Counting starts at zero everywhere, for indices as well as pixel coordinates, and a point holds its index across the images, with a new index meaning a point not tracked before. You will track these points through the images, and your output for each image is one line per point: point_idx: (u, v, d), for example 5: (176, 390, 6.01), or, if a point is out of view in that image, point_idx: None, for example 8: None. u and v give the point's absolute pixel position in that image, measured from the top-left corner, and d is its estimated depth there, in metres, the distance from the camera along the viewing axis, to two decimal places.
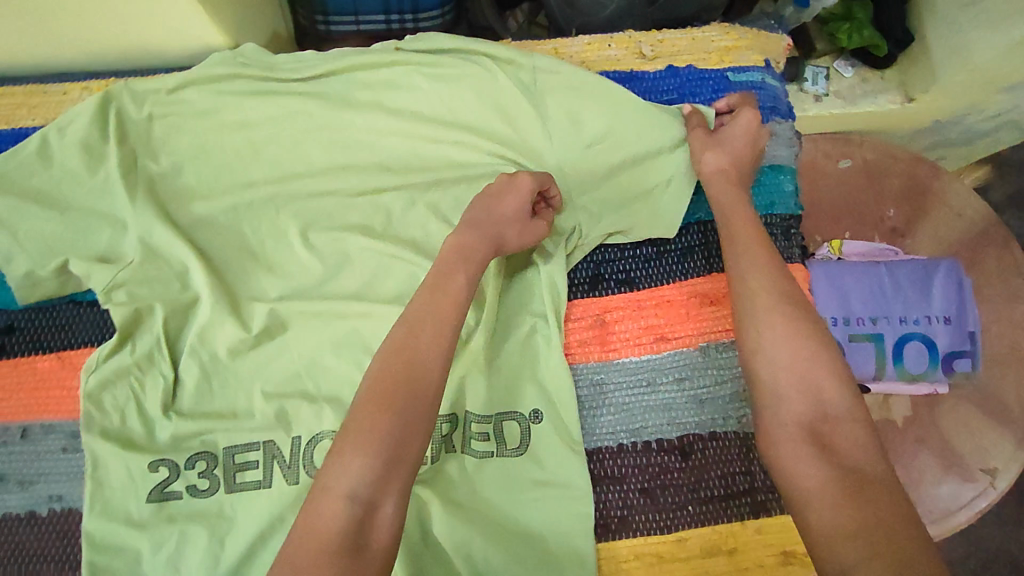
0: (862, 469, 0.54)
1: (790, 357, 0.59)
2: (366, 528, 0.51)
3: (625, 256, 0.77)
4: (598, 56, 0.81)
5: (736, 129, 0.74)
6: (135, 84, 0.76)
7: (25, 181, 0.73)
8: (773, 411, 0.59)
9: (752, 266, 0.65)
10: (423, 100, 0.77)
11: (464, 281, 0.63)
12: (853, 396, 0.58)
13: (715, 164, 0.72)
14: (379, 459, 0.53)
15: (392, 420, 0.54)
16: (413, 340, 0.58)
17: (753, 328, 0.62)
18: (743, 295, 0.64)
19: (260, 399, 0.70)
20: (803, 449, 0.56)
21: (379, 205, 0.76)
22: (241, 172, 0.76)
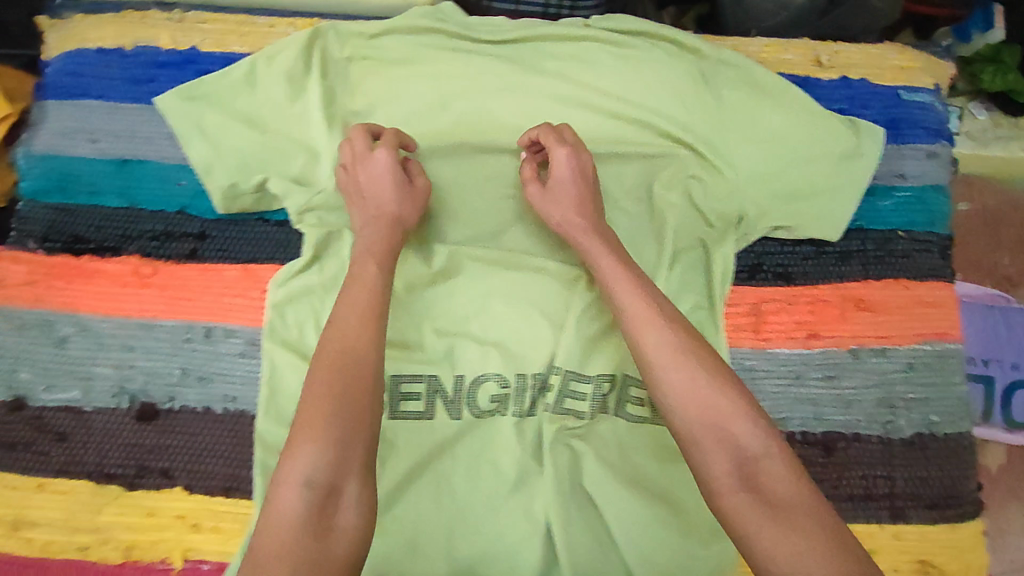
0: (773, 498, 0.49)
1: (692, 395, 0.54)
2: (328, 511, 0.49)
3: (786, 252, 0.78)
4: (776, 58, 0.82)
5: (567, 172, 0.71)
6: (343, 25, 0.79)
7: (229, 101, 0.77)
8: (697, 457, 0.52)
9: (631, 307, 0.60)
10: (608, 76, 0.79)
11: (375, 269, 0.62)
12: (763, 424, 0.52)
13: (569, 214, 0.70)
14: (330, 448, 0.51)
15: (331, 408, 0.52)
16: (341, 334, 0.57)
17: (656, 371, 0.56)
18: (639, 339, 0.58)
19: (431, 335, 0.73)
20: (734, 493, 0.50)
21: (557, 170, 0.78)
22: (427, 121, 0.78)
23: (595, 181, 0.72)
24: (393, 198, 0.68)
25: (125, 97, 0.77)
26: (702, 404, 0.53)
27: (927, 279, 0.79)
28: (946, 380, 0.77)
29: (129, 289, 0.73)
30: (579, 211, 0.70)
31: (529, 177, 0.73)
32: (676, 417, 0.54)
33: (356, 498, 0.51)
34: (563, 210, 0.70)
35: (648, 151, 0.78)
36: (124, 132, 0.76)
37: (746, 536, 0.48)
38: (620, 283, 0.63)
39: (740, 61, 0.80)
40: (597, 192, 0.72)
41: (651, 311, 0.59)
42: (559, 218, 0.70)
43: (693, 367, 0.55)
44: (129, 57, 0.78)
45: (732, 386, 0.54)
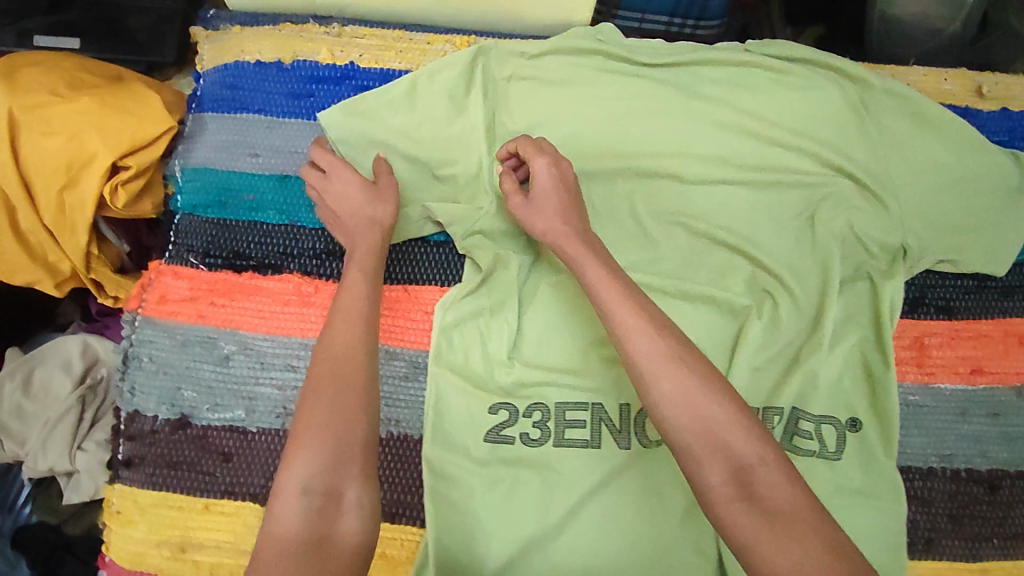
0: (778, 512, 0.49)
1: (687, 406, 0.52)
2: (330, 514, 0.51)
3: (949, 284, 0.77)
4: (935, 87, 0.82)
5: (542, 180, 0.69)
6: (506, 44, 0.80)
7: (389, 118, 0.76)
8: (692, 469, 0.51)
9: (620, 312, 0.57)
10: (768, 101, 0.79)
11: (361, 276, 0.65)
12: (755, 433, 0.52)
13: (552, 223, 0.67)
14: (324, 452, 0.53)
15: (332, 413, 0.55)
16: (341, 342, 0.60)
17: (644, 382, 0.54)
18: (626, 346, 0.56)
19: (595, 362, 0.71)
20: (732, 506, 0.50)
21: (716, 195, 0.77)
22: (586, 142, 0.77)
23: (574, 192, 0.70)
24: (376, 206, 0.70)
25: (283, 111, 0.77)
26: (686, 410, 0.52)
27: None
28: None
29: (291, 307, 0.72)
30: (562, 219, 0.67)
31: (511, 187, 0.70)
32: (667, 428, 0.52)
33: (357, 502, 0.53)
34: (549, 220, 0.67)
35: (809, 178, 0.77)
36: (282, 146, 0.76)
37: (748, 549, 0.49)
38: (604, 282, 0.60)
39: (906, 91, 0.79)
40: (579, 199, 0.70)
41: (640, 318, 0.57)
42: (546, 227, 0.67)
43: (690, 374, 0.54)
44: (287, 71, 0.78)
45: (706, 390, 0.53)
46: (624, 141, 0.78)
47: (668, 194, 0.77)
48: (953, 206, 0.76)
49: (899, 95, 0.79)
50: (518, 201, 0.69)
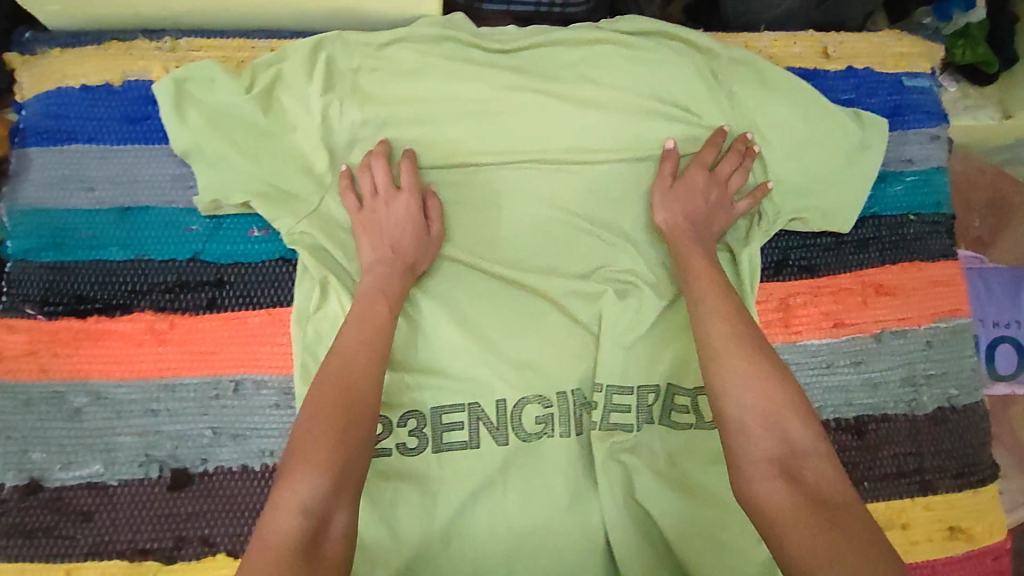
0: (821, 494, 0.53)
1: (773, 400, 0.58)
2: (319, 542, 0.51)
3: (807, 242, 0.80)
4: (785, 52, 0.84)
5: (386, 194, 0.71)
6: (350, 35, 0.75)
7: (226, 130, 0.71)
8: (742, 445, 0.57)
9: (711, 313, 0.65)
10: (623, 80, 0.78)
11: (385, 311, 0.65)
12: (818, 430, 0.57)
13: (400, 244, 0.69)
14: (329, 474, 0.53)
15: (335, 437, 0.55)
16: (347, 366, 0.60)
17: (715, 369, 0.61)
18: (711, 341, 0.63)
19: (467, 362, 0.71)
20: (770, 481, 0.54)
21: (580, 180, 0.76)
22: (446, 142, 0.75)
23: (718, 202, 0.76)
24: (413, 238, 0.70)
25: (118, 138, 0.72)
26: (770, 409, 0.57)
27: (938, 260, 0.82)
28: (960, 353, 0.81)
29: (144, 348, 0.68)
30: (416, 246, 0.70)
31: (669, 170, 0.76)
32: (725, 404, 0.59)
33: (342, 529, 0.53)
34: (393, 239, 0.69)
35: (661, 155, 0.78)
36: (118, 176, 0.71)
37: (780, 533, 0.52)
38: (708, 282, 0.68)
39: (747, 57, 0.80)
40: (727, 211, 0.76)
41: (738, 315, 0.65)
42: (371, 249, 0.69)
43: (771, 378, 0.59)
44: (118, 94, 0.72)
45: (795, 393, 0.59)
46: (487, 132, 0.76)
47: (535, 184, 0.76)
48: (805, 168, 0.79)
49: (747, 62, 0.80)
50: (694, 171, 0.75)
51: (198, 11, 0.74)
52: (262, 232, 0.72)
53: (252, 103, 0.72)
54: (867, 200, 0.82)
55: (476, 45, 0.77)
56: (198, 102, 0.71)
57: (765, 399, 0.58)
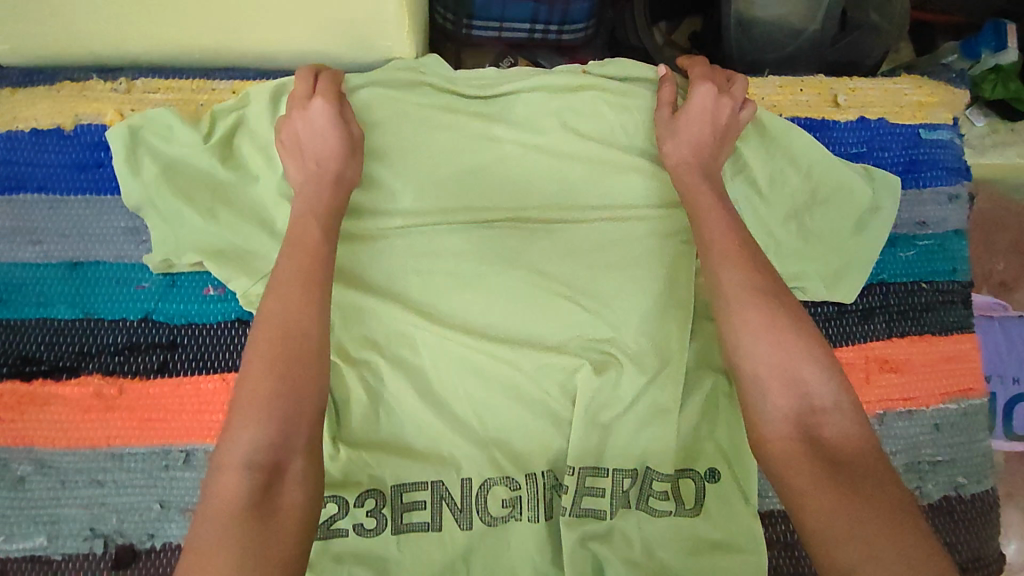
0: (838, 454, 0.53)
1: (783, 354, 0.57)
2: (275, 488, 0.51)
3: (807, 311, 0.74)
4: (791, 100, 0.78)
5: (319, 96, 0.65)
6: None
7: (182, 180, 0.66)
8: (760, 401, 0.57)
9: (716, 247, 0.62)
10: (609, 131, 0.74)
11: (319, 231, 0.61)
12: (837, 382, 0.56)
13: (325, 156, 0.65)
14: (272, 429, 0.52)
15: (280, 375, 0.53)
16: (286, 299, 0.57)
17: (732, 320, 0.59)
18: (720, 281, 0.61)
19: (432, 435, 0.67)
20: (785, 441, 0.55)
21: (559, 240, 0.72)
22: (418, 195, 0.71)
23: (724, 131, 0.70)
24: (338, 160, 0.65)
25: (69, 187, 0.68)
26: (780, 367, 0.57)
27: (950, 333, 0.76)
28: (971, 438, 0.75)
29: (92, 414, 0.65)
30: (341, 159, 0.65)
31: (666, 97, 0.71)
32: (746, 361, 0.58)
33: (302, 474, 0.52)
34: (318, 149, 0.65)
35: (648, 213, 0.73)
36: (69, 229, 0.67)
37: (789, 487, 0.53)
38: (708, 214, 0.65)
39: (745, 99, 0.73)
40: (731, 141, 0.71)
41: (737, 249, 0.62)
42: (300, 131, 0.65)
43: (788, 334, 0.57)
44: (71, 139, 0.69)
45: (802, 345, 0.57)
46: (466, 187, 0.72)
47: (511, 242, 0.71)
48: (808, 232, 0.73)
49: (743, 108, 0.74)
50: (701, 92, 0.69)
51: (157, 49, 0.70)
52: (218, 291, 0.68)
53: (210, 153, 0.67)
54: (874, 266, 0.75)
55: (455, 91, 0.73)
56: (153, 150, 0.67)
57: (773, 355, 0.57)
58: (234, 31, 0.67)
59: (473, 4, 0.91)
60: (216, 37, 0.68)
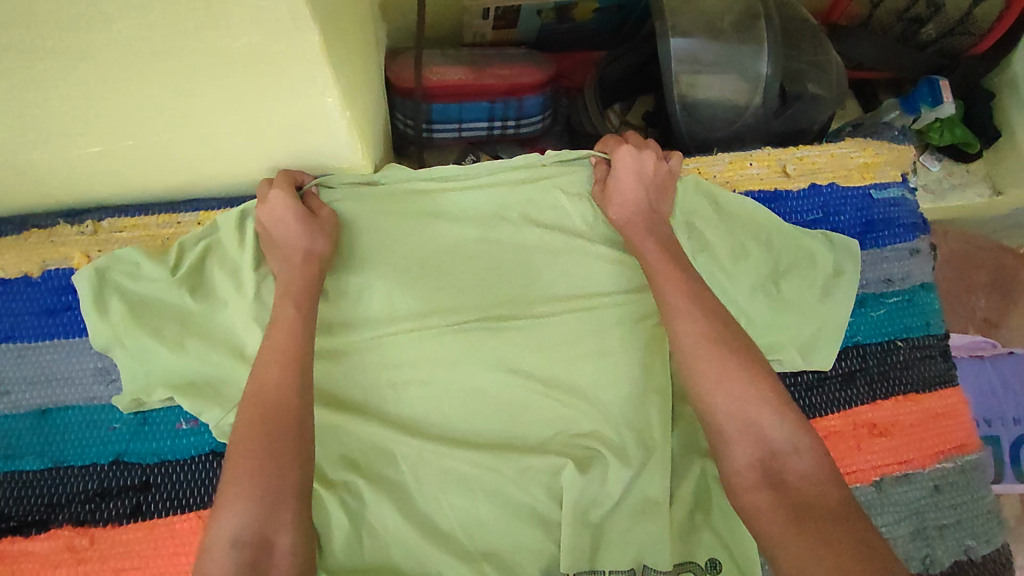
0: (801, 496, 0.53)
1: (739, 399, 0.57)
2: (262, 567, 0.49)
3: (787, 382, 0.74)
4: (743, 175, 0.80)
5: (285, 188, 0.67)
6: None
7: (151, 313, 0.66)
8: (724, 450, 0.57)
9: (670, 290, 0.63)
10: (568, 220, 0.75)
11: (292, 308, 0.62)
12: (795, 422, 0.56)
13: (298, 249, 0.65)
14: (259, 503, 0.51)
15: (259, 456, 0.53)
16: (261, 384, 0.57)
17: (687, 372, 0.59)
18: (675, 326, 0.61)
19: (418, 554, 0.64)
20: (754, 488, 0.55)
21: (530, 334, 0.71)
22: (387, 301, 0.71)
23: (657, 183, 0.72)
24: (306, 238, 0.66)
25: (36, 333, 0.68)
26: (739, 415, 0.57)
27: (935, 389, 0.75)
28: (974, 496, 0.72)
29: (62, 569, 0.63)
30: (305, 237, 0.66)
31: (603, 171, 0.74)
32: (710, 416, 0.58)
33: (291, 548, 0.52)
34: (296, 242, 0.65)
35: (616, 298, 0.73)
36: (37, 376, 0.67)
37: (759, 529, 0.53)
38: (662, 260, 0.66)
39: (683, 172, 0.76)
40: (669, 193, 0.73)
41: (690, 297, 0.62)
42: (270, 222, 0.66)
43: (744, 380, 0.57)
44: (37, 285, 0.69)
45: (755, 387, 0.57)
46: (434, 289, 0.72)
47: (482, 342, 0.71)
48: (774, 302, 0.73)
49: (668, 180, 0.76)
50: (623, 153, 0.71)
51: (122, 191, 0.72)
52: (190, 424, 0.67)
53: (177, 287, 0.67)
54: (848, 329, 0.75)
55: (409, 182, 0.74)
56: (122, 289, 0.67)
57: (732, 402, 0.57)
58: (196, 168, 0.70)
59: (431, 110, 0.96)
60: (179, 175, 0.70)
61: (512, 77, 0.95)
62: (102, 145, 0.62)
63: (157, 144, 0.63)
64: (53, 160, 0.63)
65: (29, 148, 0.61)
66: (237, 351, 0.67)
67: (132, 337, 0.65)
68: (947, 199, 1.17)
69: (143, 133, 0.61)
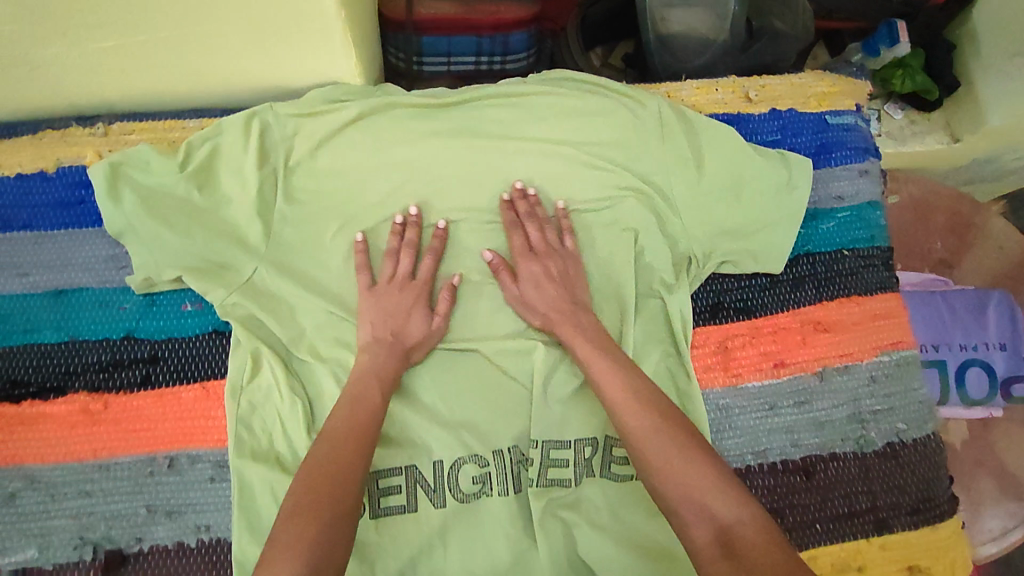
0: (756, 568, 0.50)
1: (673, 472, 0.59)
2: None
3: (742, 285, 0.81)
4: (708, 99, 0.87)
5: (420, 282, 0.74)
6: (280, 106, 0.77)
7: (159, 203, 0.72)
8: (683, 534, 0.56)
9: (630, 415, 0.64)
10: (549, 131, 0.81)
11: (378, 394, 0.67)
12: (739, 502, 0.56)
13: (401, 329, 0.72)
14: (308, 562, 0.52)
15: (318, 522, 0.55)
16: (324, 455, 0.61)
17: (641, 459, 0.62)
18: (637, 445, 0.62)
19: (402, 425, 0.71)
20: (714, 566, 0.52)
21: (509, 233, 0.78)
22: (378, 202, 0.77)
23: (563, 278, 0.75)
24: (410, 326, 0.72)
25: (52, 223, 0.73)
26: (685, 493, 0.57)
27: (875, 294, 0.82)
28: (907, 387, 0.80)
29: (79, 429, 0.69)
30: (416, 341, 0.72)
31: (520, 244, 0.76)
32: (663, 489, 0.59)
33: None
34: (395, 323, 0.72)
35: (589, 206, 0.80)
36: (53, 260, 0.72)
37: None
38: (610, 386, 0.67)
39: (645, 97, 0.82)
40: (578, 281, 0.76)
41: (627, 398, 0.66)
42: (388, 317, 0.72)
43: (689, 457, 0.59)
44: (53, 181, 0.74)
45: (697, 470, 0.59)
46: (399, 220, 0.77)
47: (465, 243, 0.78)
48: (731, 212, 0.80)
49: (628, 99, 0.82)
50: (505, 213, 0.77)
51: (131, 94, 0.77)
52: (195, 306, 0.73)
53: (186, 180, 0.73)
54: (799, 239, 0.82)
55: (395, 100, 0.79)
56: (133, 182, 0.72)
57: (679, 481, 0.58)
58: (203, 71, 0.75)
59: (421, 43, 1.02)
60: (186, 78, 0.76)
61: (500, 13, 1.01)
62: (116, 40, 0.67)
63: (167, 42, 0.68)
64: (71, 53, 0.69)
65: (49, 41, 0.66)
66: (239, 240, 0.73)
67: (143, 223, 0.71)
68: (908, 145, 1.24)
69: (154, 28, 0.66)
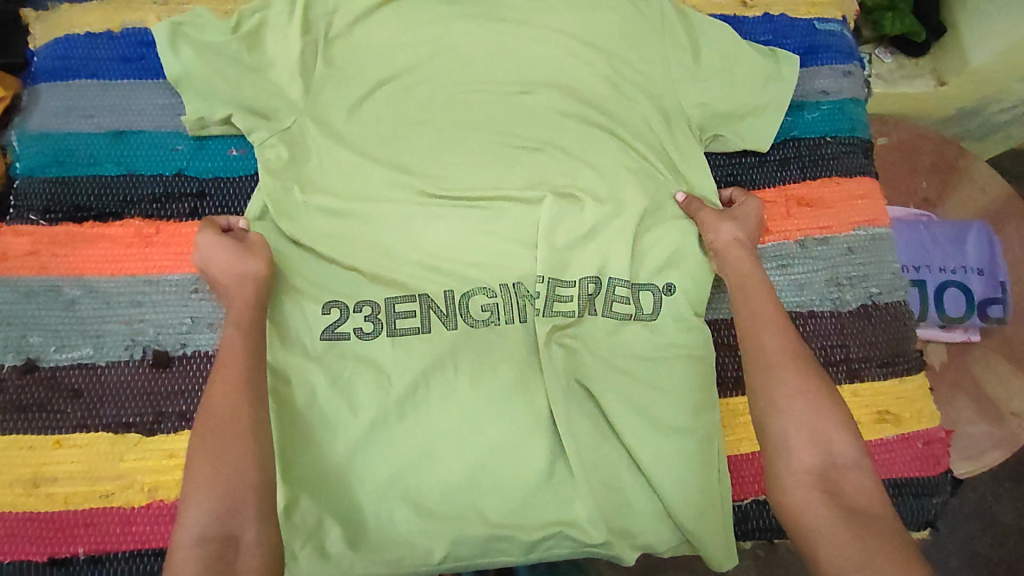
0: (856, 507, 0.61)
1: (800, 400, 0.66)
2: (228, 556, 0.57)
3: (733, 163, 0.90)
4: (706, 2, 0.96)
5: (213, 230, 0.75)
6: None
7: (211, 56, 0.80)
8: (787, 457, 0.65)
9: (771, 337, 0.71)
10: (561, 19, 0.89)
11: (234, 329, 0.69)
12: (858, 446, 0.65)
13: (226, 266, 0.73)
14: (220, 498, 0.59)
15: (219, 459, 0.61)
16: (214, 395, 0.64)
17: (769, 381, 0.68)
18: (768, 361, 0.69)
19: (419, 267, 0.79)
20: (809, 493, 0.62)
21: (521, 106, 0.86)
22: (403, 72, 0.85)
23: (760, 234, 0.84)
24: (232, 263, 0.73)
25: (116, 74, 0.82)
26: (810, 430, 0.65)
27: (855, 177, 0.90)
28: (881, 258, 0.87)
29: (133, 249, 0.77)
30: (248, 262, 0.73)
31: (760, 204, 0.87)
32: (780, 418, 0.66)
33: (255, 542, 0.59)
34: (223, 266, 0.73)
35: (596, 85, 0.87)
36: (115, 105, 0.81)
37: (808, 527, 0.61)
38: (764, 314, 0.73)
39: None
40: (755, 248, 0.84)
41: (779, 326, 0.72)
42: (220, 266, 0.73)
43: (820, 397, 0.67)
44: (117, 39, 0.83)
45: (825, 409, 0.66)
46: (418, 90, 0.84)
47: (476, 114, 0.85)
48: (728, 94, 0.87)
49: None
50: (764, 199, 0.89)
51: None
52: (240, 152, 0.82)
53: (236, 39, 0.81)
54: (785, 125, 0.91)
55: None
56: (189, 38, 0.81)
57: (804, 418, 0.66)
58: None
59: None
60: None
61: None
62: None
63: None
64: None
65: None
66: (279, 94, 0.81)
67: (198, 73, 0.79)
68: (897, 87, 1.26)
69: None
